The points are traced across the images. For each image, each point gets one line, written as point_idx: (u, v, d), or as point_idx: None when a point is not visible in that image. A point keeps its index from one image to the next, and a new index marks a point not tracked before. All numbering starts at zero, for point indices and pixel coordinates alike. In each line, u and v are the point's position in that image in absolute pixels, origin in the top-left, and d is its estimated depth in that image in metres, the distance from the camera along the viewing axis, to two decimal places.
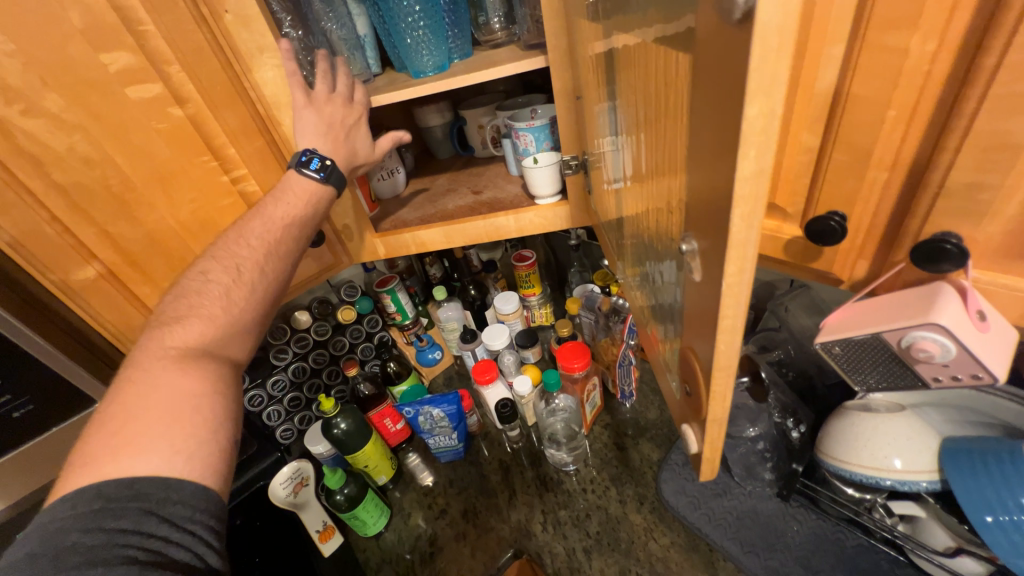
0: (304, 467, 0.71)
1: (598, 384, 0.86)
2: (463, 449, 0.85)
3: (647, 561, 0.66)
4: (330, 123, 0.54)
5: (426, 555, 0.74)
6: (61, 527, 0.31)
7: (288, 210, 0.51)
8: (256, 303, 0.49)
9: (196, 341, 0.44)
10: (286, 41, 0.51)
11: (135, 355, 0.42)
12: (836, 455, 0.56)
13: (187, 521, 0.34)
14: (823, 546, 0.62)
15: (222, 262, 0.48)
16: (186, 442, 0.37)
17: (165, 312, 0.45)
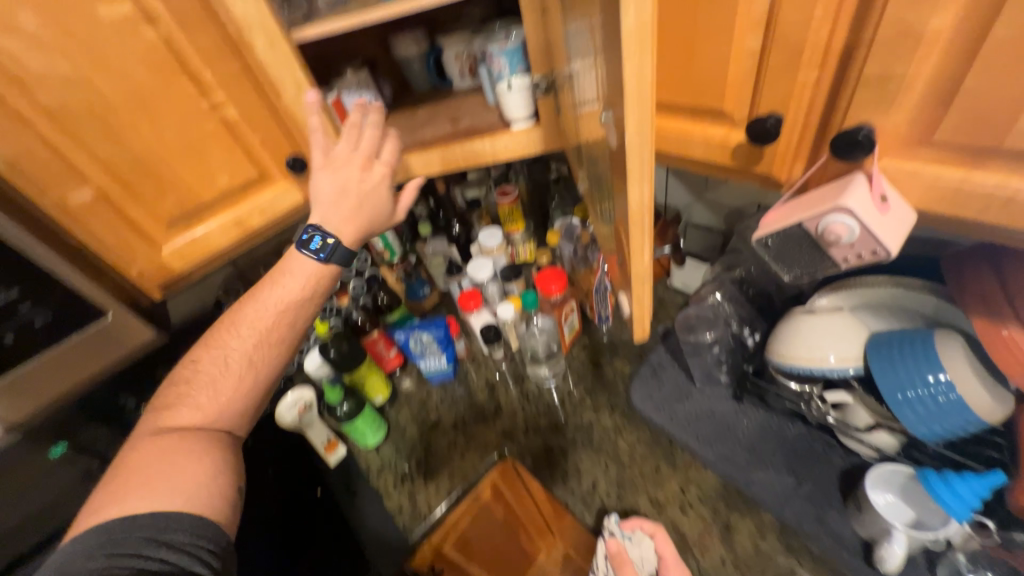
0: (305, 392, 0.76)
1: (577, 309, 0.91)
2: (451, 371, 0.92)
3: (615, 453, 0.75)
4: (345, 188, 0.58)
5: (421, 461, 0.83)
6: (72, 556, 0.39)
7: (277, 296, 0.57)
8: (244, 392, 0.55)
9: (194, 420, 0.52)
10: (314, 94, 0.55)
11: (141, 431, 0.51)
12: (779, 352, 0.63)
13: (182, 544, 0.42)
14: (769, 435, 0.69)
15: (216, 353, 0.55)
16: (178, 495, 0.45)
17: (166, 396, 0.54)
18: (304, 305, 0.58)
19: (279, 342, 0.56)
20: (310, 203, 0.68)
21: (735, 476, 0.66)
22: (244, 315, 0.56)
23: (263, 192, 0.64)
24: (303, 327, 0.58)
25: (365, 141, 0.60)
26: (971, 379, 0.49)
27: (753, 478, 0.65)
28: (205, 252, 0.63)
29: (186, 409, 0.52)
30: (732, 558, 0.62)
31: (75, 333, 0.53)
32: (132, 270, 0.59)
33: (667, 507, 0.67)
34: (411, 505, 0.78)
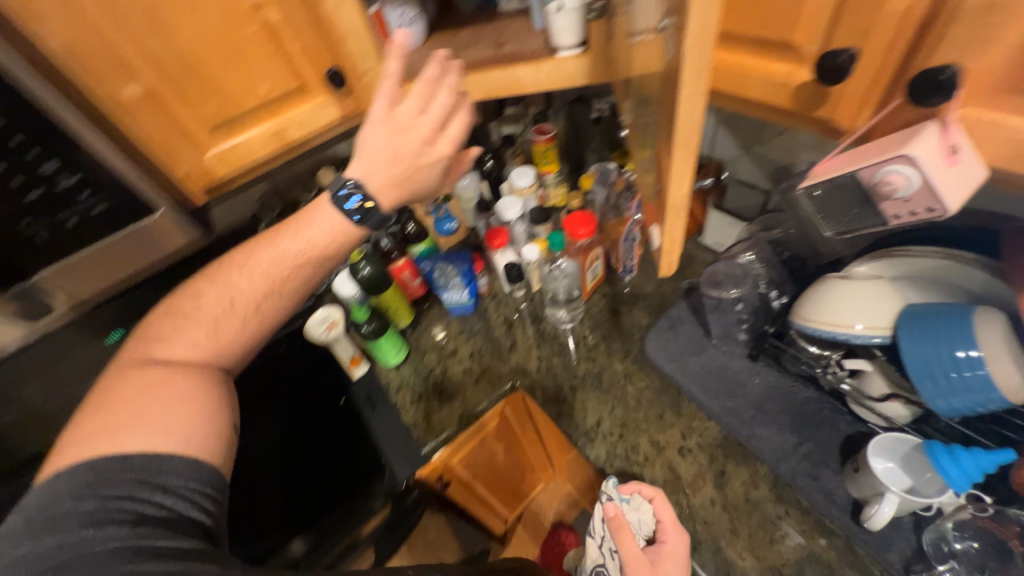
0: (332, 311, 0.82)
1: (602, 256, 0.91)
2: (472, 306, 0.95)
3: (624, 396, 0.77)
4: (399, 154, 0.54)
5: (437, 384, 0.88)
6: (61, 494, 0.40)
7: (305, 245, 0.56)
8: (241, 335, 0.57)
9: (187, 354, 0.54)
10: (401, 35, 0.49)
11: (133, 357, 0.53)
12: (805, 315, 0.62)
13: (175, 488, 0.43)
14: (778, 395, 0.70)
15: (221, 293, 0.56)
16: (173, 435, 0.46)
17: (160, 326, 0.56)
18: (324, 260, 0.57)
19: (284, 295, 0.57)
20: (346, 120, 0.68)
21: (737, 429, 0.68)
22: (259, 263, 0.56)
23: (302, 104, 0.64)
24: (311, 286, 0.59)
25: (434, 107, 0.54)
26: (1000, 352, 0.48)
27: (754, 433, 0.67)
28: (245, 161, 0.64)
29: (181, 344, 0.54)
30: (724, 502, 0.64)
31: (126, 226, 0.58)
32: (178, 171, 0.61)
33: (667, 450, 0.70)
34: (425, 421, 0.83)
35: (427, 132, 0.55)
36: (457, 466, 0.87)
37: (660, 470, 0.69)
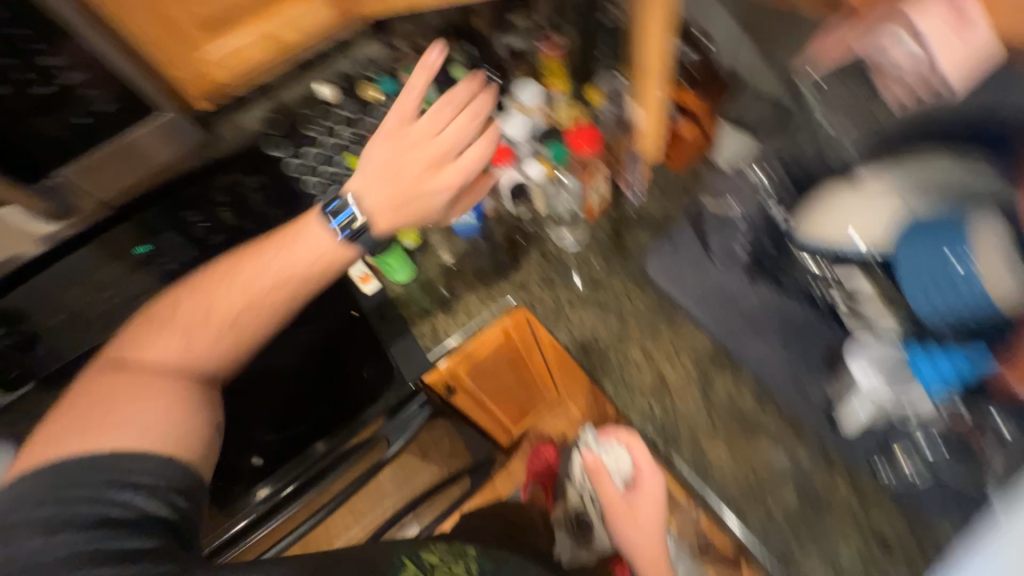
0: None
1: (607, 180, 0.89)
2: (477, 228, 0.93)
3: (621, 311, 0.80)
4: (401, 155, 0.70)
5: (444, 301, 0.93)
6: (25, 500, 0.46)
7: (287, 263, 0.64)
8: (214, 346, 0.62)
9: (164, 359, 0.60)
10: (434, 47, 0.69)
11: (110, 360, 0.60)
12: (801, 226, 0.65)
13: (143, 487, 0.49)
14: (772, 313, 0.70)
15: (204, 299, 0.63)
16: (151, 436, 0.52)
17: (143, 322, 0.63)
18: (303, 282, 0.64)
19: (265, 306, 0.63)
20: None
21: (725, 340, 0.71)
22: (245, 277, 0.64)
23: None
24: (292, 308, 0.65)
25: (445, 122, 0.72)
26: (999, 266, 0.48)
27: (744, 346, 0.70)
28: None
29: (157, 347, 0.60)
30: (707, 406, 0.69)
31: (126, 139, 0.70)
32: None
33: (658, 359, 0.74)
34: (433, 330, 0.92)
35: (451, 176, 0.71)
36: (462, 375, 0.94)
37: (650, 378, 0.73)
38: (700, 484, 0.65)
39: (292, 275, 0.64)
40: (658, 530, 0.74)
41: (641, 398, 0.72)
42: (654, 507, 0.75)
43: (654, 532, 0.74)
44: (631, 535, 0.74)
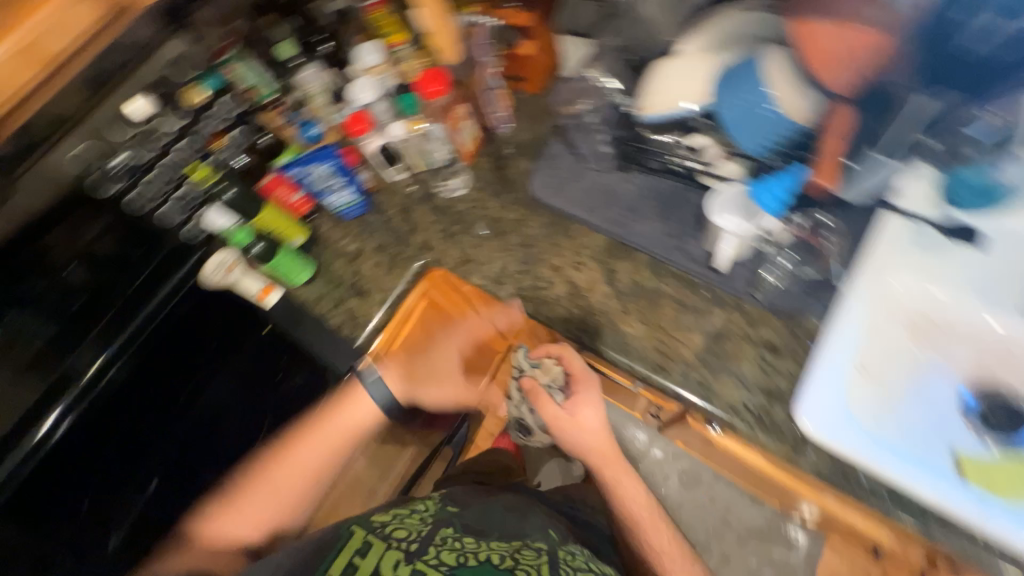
0: (223, 255, 0.88)
1: (471, 116, 0.90)
2: (364, 203, 0.93)
3: (523, 238, 0.83)
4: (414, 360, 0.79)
5: (352, 286, 0.89)
6: None
7: (340, 425, 0.73)
8: (294, 510, 0.70)
9: (228, 538, 0.66)
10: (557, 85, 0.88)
11: (201, 537, 0.66)
12: (642, 105, 0.69)
13: None
14: (649, 193, 0.77)
15: (279, 477, 0.70)
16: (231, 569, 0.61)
17: (228, 497, 0.70)
18: (348, 439, 0.72)
19: (315, 483, 0.72)
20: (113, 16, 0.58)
21: (617, 232, 0.77)
22: (300, 448, 0.72)
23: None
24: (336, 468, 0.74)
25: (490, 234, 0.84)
26: (788, 90, 0.60)
27: (632, 231, 0.76)
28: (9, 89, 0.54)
29: (234, 520, 0.67)
30: (615, 293, 0.74)
31: None
32: None
33: (564, 269, 0.79)
34: (349, 319, 0.87)
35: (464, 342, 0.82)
36: None
37: (562, 287, 0.77)
38: (627, 363, 0.70)
39: (352, 439, 0.73)
40: (608, 432, 0.75)
41: (558, 308, 0.77)
42: (599, 405, 0.74)
43: (601, 439, 0.76)
44: (575, 429, 0.75)
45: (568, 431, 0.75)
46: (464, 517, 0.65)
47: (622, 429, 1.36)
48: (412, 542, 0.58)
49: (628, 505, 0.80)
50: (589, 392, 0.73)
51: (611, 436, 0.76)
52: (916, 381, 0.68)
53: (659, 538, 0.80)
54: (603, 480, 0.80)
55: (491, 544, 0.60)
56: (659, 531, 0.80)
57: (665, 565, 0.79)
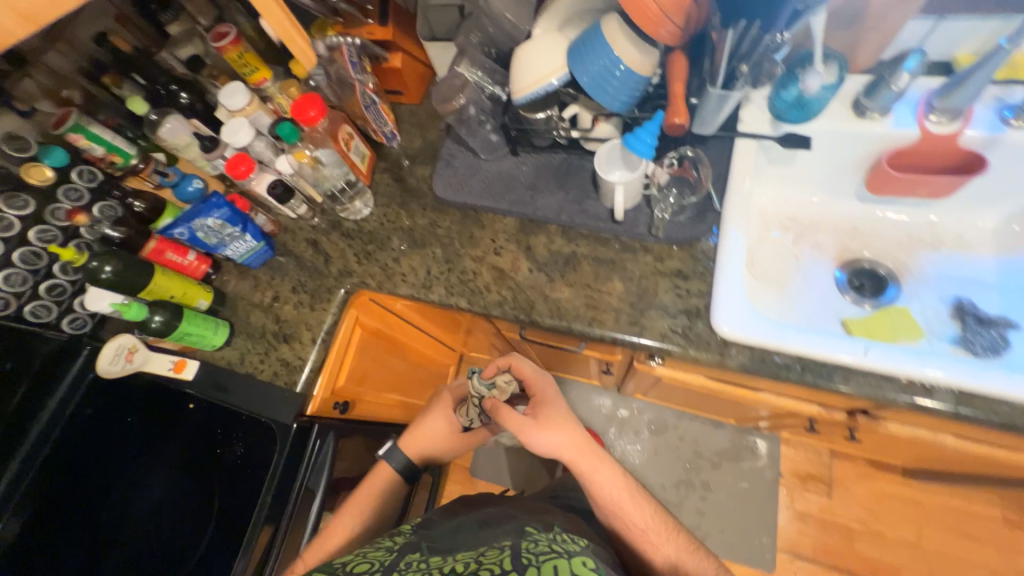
0: (119, 344, 0.79)
1: (358, 135, 0.89)
2: (268, 247, 0.90)
3: (440, 238, 0.85)
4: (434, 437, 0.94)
5: (277, 331, 0.85)
6: None
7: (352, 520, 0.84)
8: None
9: None
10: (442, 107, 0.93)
11: None
12: (514, 88, 0.72)
13: None
14: (544, 170, 0.84)
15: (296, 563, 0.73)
16: None
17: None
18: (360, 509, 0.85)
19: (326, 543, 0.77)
20: None
21: (526, 210, 0.81)
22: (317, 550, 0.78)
23: None
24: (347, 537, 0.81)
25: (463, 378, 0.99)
26: (627, 48, 0.63)
27: (538, 206, 0.81)
28: None
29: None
30: (538, 266, 0.78)
31: None
32: None
33: (486, 257, 0.81)
34: (283, 367, 0.82)
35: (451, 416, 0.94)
36: (343, 385, 0.91)
37: (489, 273, 0.80)
38: (567, 325, 0.73)
39: (380, 501, 0.88)
40: (571, 419, 0.87)
41: (490, 294, 0.78)
42: (559, 403, 0.88)
43: (566, 431, 0.85)
44: (548, 432, 0.84)
45: (541, 436, 0.84)
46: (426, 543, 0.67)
47: (587, 402, 1.52)
48: (380, 568, 0.60)
49: (607, 490, 0.84)
50: (546, 386, 0.90)
51: (576, 424, 0.86)
52: (799, 277, 0.83)
53: (641, 516, 0.84)
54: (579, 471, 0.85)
55: (455, 556, 0.62)
56: (638, 507, 0.85)
57: (650, 540, 0.82)
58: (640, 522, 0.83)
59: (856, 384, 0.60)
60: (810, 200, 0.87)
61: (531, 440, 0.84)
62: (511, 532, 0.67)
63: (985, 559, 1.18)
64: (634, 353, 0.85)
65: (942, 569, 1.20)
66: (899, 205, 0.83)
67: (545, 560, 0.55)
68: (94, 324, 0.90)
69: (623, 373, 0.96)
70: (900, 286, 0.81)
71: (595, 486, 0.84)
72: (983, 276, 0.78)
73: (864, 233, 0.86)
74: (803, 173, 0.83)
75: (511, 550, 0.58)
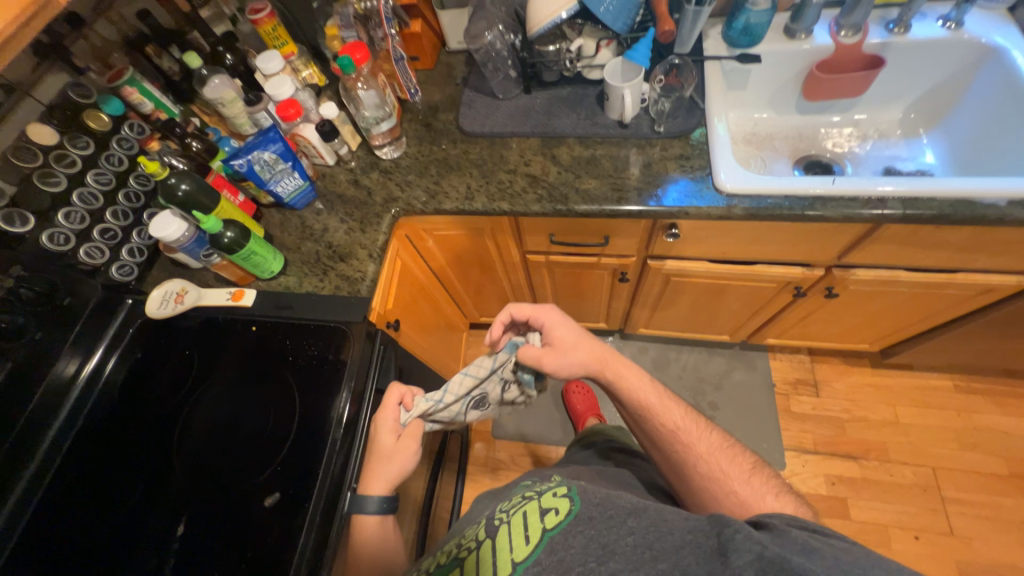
0: (169, 287, 0.87)
1: (389, 89, 1.02)
2: (312, 188, 0.99)
3: (473, 159, 0.98)
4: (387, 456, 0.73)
5: (331, 253, 0.93)
6: None
7: (367, 544, 0.69)
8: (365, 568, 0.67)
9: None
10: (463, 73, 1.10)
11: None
12: (531, 24, 0.88)
13: None
14: (556, 100, 1.00)
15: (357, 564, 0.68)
16: None
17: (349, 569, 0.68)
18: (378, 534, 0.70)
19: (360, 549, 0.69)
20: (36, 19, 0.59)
21: (547, 129, 0.96)
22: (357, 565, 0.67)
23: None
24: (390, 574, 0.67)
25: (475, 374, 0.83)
26: None
27: (556, 125, 0.97)
28: None
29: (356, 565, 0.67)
30: (565, 167, 0.92)
31: None
32: None
33: (519, 168, 0.94)
34: (345, 281, 0.89)
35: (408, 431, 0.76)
36: (391, 307, 0.98)
37: (523, 180, 0.93)
38: (600, 206, 0.87)
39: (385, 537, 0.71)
40: (586, 337, 0.79)
41: (527, 195, 0.91)
42: (570, 322, 0.80)
43: (584, 350, 0.77)
44: (563, 355, 0.76)
45: (558, 361, 0.75)
46: (440, 548, 0.71)
47: None
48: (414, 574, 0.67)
49: (637, 396, 0.76)
50: (551, 313, 0.81)
51: (595, 339, 0.79)
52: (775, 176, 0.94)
53: (674, 417, 0.74)
54: (606, 384, 0.78)
55: (444, 549, 0.70)
56: (668, 409, 0.75)
57: (684, 440, 0.71)
58: (672, 423, 0.73)
59: (831, 207, 0.78)
60: (763, 116, 1.10)
61: (549, 365, 0.75)
62: (512, 490, 0.74)
63: (951, 422, 1.38)
64: (647, 246, 1.00)
65: (920, 439, 1.37)
66: (830, 112, 1.07)
67: (517, 512, 0.65)
68: (140, 273, 0.93)
69: (637, 272, 1.11)
70: (843, 166, 1.04)
71: (624, 395, 0.77)
72: (901, 152, 1.03)
73: (808, 136, 1.08)
74: (755, 92, 1.05)
75: (488, 518, 0.68)
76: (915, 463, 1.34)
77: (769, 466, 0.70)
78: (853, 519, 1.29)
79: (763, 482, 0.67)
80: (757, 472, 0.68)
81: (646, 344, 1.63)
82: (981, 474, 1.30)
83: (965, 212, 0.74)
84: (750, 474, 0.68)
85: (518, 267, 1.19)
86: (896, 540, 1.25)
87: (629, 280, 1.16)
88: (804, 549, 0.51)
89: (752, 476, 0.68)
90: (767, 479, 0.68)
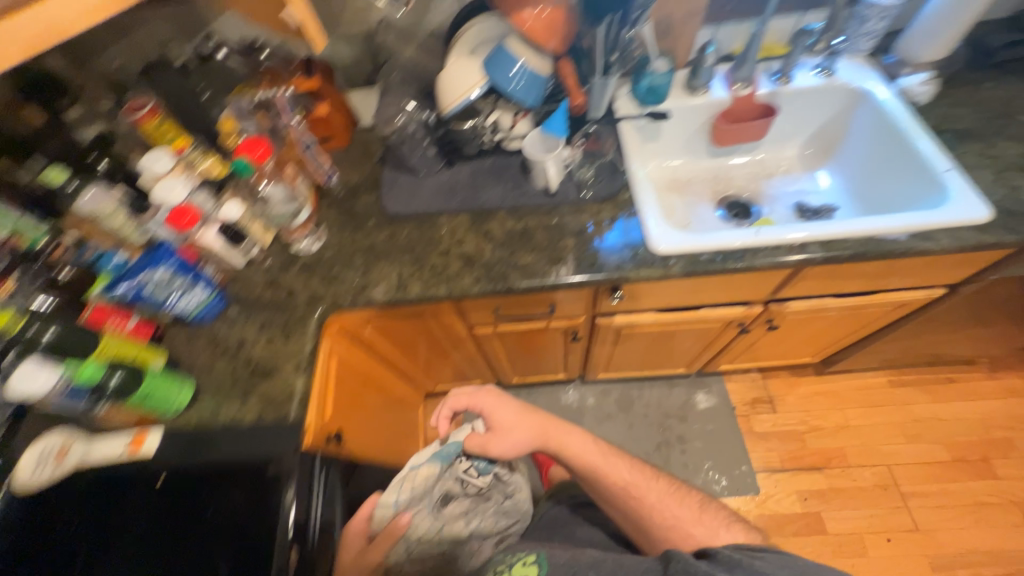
0: (47, 443, 0.70)
1: (300, 177, 0.95)
2: (220, 299, 0.88)
3: (399, 244, 0.92)
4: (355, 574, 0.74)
5: (251, 373, 0.82)
6: None
7: None
8: None
9: None
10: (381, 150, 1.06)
11: None
12: (442, 103, 0.88)
13: None
14: (480, 172, 0.97)
15: None
16: None
17: None
18: None
19: None
20: None
21: (474, 203, 0.93)
22: None
23: None
24: None
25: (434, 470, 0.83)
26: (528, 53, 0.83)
27: (483, 199, 0.94)
28: None
29: None
30: (499, 243, 0.89)
31: None
32: None
33: (452, 249, 0.90)
34: (270, 405, 0.78)
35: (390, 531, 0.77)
36: (331, 416, 0.88)
37: (458, 262, 0.88)
38: (540, 280, 0.84)
39: None
40: (528, 411, 0.77)
41: (464, 277, 0.86)
42: (509, 401, 0.77)
43: (526, 425, 0.75)
44: (507, 437, 0.75)
45: (501, 443, 0.74)
46: None
47: (555, 401, 1.59)
48: None
49: (583, 459, 0.75)
50: (486, 395, 0.77)
51: (534, 410, 0.78)
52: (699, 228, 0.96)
53: (623, 473, 0.74)
54: (554, 453, 0.76)
55: None
56: (617, 467, 0.75)
57: (639, 495, 0.72)
58: (623, 480, 0.73)
59: (759, 257, 0.80)
60: (680, 162, 1.14)
61: (495, 450, 0.75)
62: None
63: (893, 418, 1.47)
64: (596, 308, 0.98)
65: (870, 440, 1.44)
66: (738, 153, 1.13)
67: None
68: None
69: (587, 330, 1.09)
70: (758, 204, 1.09)
71: (573, 460, 0.75)
72: (806, 186, 1.10)
73: (723, 177, 1.13)
74: (668, 142, 1.09)
75: None
76: (872, 464, 1.40)
77: (715, 499, 0.73)
78: (829, 532, 1.32)
79: (713, 517, 0.69)
80: (705, 508, 0.71)
81: (608, 386, 1.60)
82: (927, 463, 1.39)
83: (876, 249, 0.79)
84: (701, 512, 0.70)
85: (466, 340, 1.13)
86: (870, 546, 1.29)
87: (581, 337, 1.13)
88: (730, 565, 0.56)
89: (702, 513, 0.70)
90: (717, 512, 0.70)
